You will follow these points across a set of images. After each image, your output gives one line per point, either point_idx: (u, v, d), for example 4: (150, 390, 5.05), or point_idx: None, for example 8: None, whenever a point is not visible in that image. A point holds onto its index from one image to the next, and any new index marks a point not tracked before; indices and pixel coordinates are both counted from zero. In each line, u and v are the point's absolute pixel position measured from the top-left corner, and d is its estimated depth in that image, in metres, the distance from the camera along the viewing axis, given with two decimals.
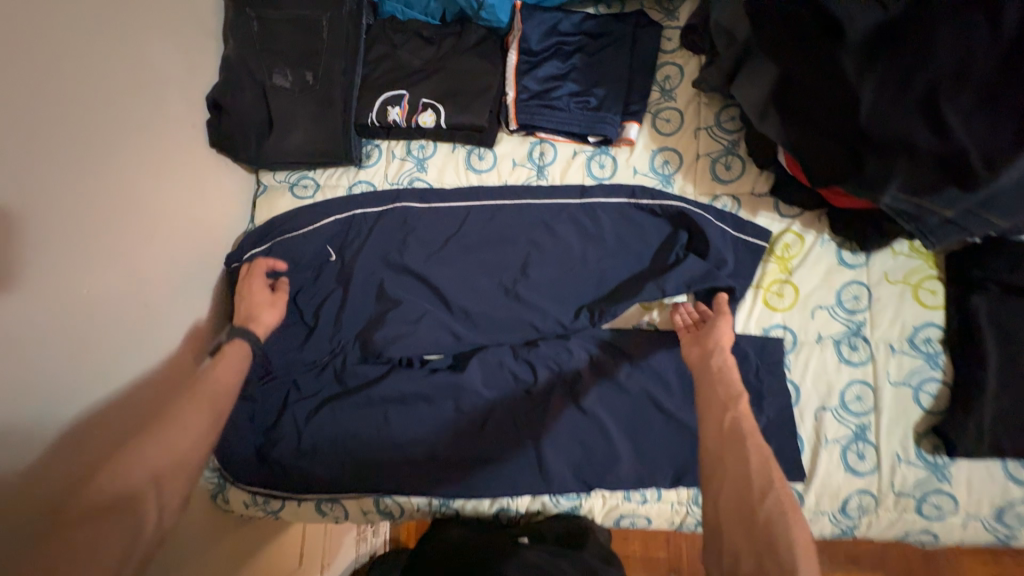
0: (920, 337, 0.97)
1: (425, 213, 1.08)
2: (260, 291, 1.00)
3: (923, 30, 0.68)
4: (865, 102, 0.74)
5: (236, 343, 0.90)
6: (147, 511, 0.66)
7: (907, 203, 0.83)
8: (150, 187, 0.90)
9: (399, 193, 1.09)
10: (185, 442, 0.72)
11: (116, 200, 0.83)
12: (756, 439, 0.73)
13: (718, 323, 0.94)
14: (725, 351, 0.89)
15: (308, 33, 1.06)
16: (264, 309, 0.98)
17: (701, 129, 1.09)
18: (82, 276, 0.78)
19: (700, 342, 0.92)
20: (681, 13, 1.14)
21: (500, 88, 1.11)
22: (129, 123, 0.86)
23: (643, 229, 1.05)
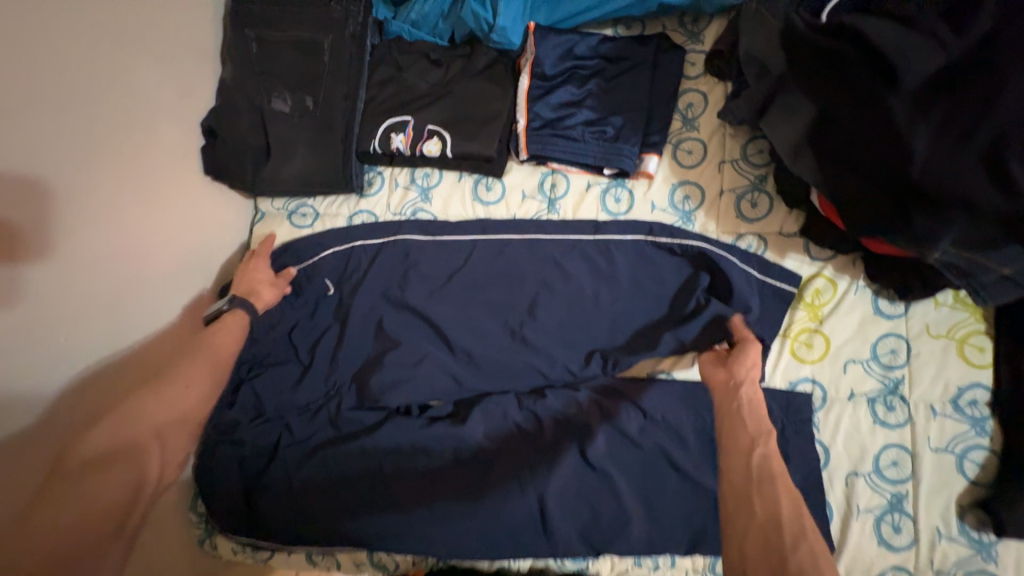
0: (965, 398, 0.88)
1: (428, 246, 1.01)
2: (260, 266, 0.99)
3: (994, 74, 0.62)
4: (918, 152, 0.66)
5: (236, 313, 0.91)
6: (152, 458, 0.71)
7: (958, 257, 0.75)
8: (145, 212, 0.88)
9: (401, 225, 1.02)
10: (188, 401, 0.79)
11: (111, 228, 0.83)
12: (787, 480, 0.68)
13: (747, 349, 0.86)
14: (754, 383, 0.83)
15: (309, 55, 1.00)
16: (265, 286, 0.97)
17: (726, 162, 1.01)
18: (88, 251, 0.80)
19: (727, 364, 0.86)
20: (707, 35, 1.06)
21: (510, 115, 1.04)
22: (115, 155, 0.84)
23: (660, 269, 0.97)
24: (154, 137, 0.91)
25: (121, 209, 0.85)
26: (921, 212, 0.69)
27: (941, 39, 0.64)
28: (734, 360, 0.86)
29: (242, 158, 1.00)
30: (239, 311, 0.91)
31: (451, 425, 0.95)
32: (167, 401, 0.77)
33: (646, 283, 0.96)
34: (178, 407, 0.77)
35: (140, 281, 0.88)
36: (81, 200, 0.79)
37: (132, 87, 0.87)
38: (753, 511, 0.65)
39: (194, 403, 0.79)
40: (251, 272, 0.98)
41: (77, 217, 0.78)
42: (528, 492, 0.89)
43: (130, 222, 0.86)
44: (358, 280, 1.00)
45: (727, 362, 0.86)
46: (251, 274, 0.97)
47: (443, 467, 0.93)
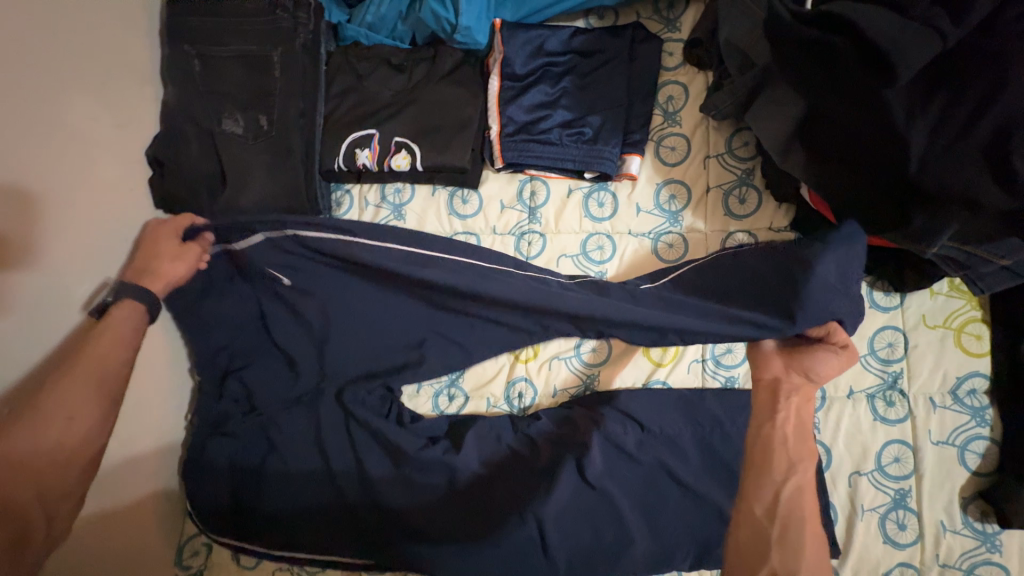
0: (964, 389, 0.87)
1: (394, 253, 0.86)
2: (164, 242, 0.86)
3: (995, 65, 0.57)
4: (915, 150, 0.63)
5: (125, 303, 0.78)
6: (34, 514, 0.65)
7: (955, 251, 0.73)
8: (101, 251, 0.84)
9: (357, 227, 0.86)
10: (76, 436, 0.70)
11: (67, 272, 0.79)
12: (812, 523, 0.71)
13: (819, 354, 0.81)
14: (811, 389, 0.80)
15: (257, 70, 0.92)
16: (166, 262, 0.84)
17: (711, 157, 0.96)
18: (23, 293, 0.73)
19: (800, 365, 0.81)
20: (684, 22, 1.00)
21: (482, 121, 0.98)
22: (54, 200, 0.77)
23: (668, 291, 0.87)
24: (94, 174, 0.84)
25: (71, 257, 0.79)
26: (918, 209, 0.66)
27: (940, 29, 0.57)
28: (811, 368, 0.80)
29: (195, 187, 0.93)
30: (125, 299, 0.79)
31: (446, 451, 0.90)
32: (47, 440, 0.68)
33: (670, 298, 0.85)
34: (57, 444, 0.68)
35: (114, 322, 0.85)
36: (22, 259, 0.72)
37: (64, 123, 0.79)
38: (770, 558, 0.67)
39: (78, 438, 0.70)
40: (154, 251, 0.85)
41: (28, 275, 0.73)
42: (528, 518, 0.85)
43: (89, 265, 0.82)
44: (333, 300, 0.92)
45: (793, 361, 0.82)
46: (155, 254, 0.85)
47: (442, 496, 0.89)
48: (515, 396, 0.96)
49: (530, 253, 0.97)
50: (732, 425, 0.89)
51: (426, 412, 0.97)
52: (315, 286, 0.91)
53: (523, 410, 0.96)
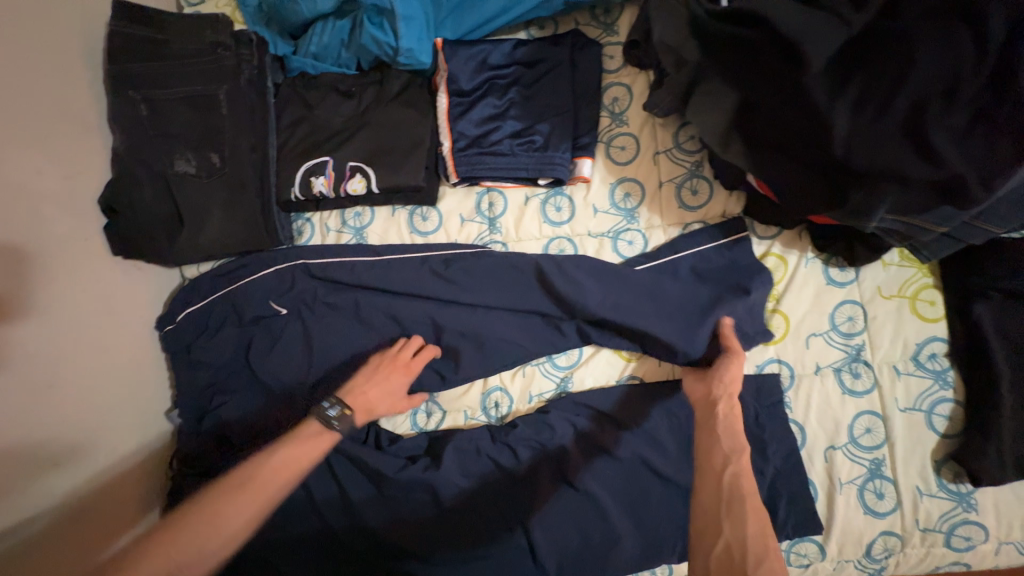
0: (925, 354, 0.89)
1: (378, 266, 0.95)
2: (397, 384, 0.88)
3: (903, 44, 0.60)
4: (841, 130, 0.64)
5: (328, 433, 0.80)
6: None
7: (895, 222, 0.75)
8: (60, 306, 0.83)
9: (344, 249, 0.97)
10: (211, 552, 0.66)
11: (32, 333, 0.79)
12: (756, 500, 0.69)
13: (727, 361, 0.85)
14: (732, 396, 0.82)
15: (206, 109, 0.93)
16: (382, 396, 0.87)
17: (660, 153, 0.98)
18: None
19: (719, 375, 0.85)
20: (621, 25, 1.02)
21: (433, 139, 0.99)
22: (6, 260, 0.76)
23: (634, 283, 0.91)
24: (45, 229, 0.83)
25: (29, 316, 0.79)
26: (855, 189, 0.68)
27: (841, 15, 0.62)
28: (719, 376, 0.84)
29: (153, 230, 0.93)
30: (339, 432, 0.80)
31: (426, 468, 0.90)
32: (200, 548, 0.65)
33: (636, 284, 0.91)
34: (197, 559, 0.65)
35: (84, 379, 0.85)
36: None
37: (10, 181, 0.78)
38: (722, 531, 0.67)
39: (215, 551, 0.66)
40: (384, 385, 0.88)
41: None
42: (516, 528, 0.86)
43: (54, 323, 0.82)
44: (311, 323, 0.94)
45: (707, 378, 0.86)
46: (385, 387, 0.88)
47: (430, 515, 0.88)
48: (492, 406, 0.96)
49: None
50: None
51: (405, 432, 0.97)
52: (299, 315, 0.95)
53: (501, 419, 0.96)
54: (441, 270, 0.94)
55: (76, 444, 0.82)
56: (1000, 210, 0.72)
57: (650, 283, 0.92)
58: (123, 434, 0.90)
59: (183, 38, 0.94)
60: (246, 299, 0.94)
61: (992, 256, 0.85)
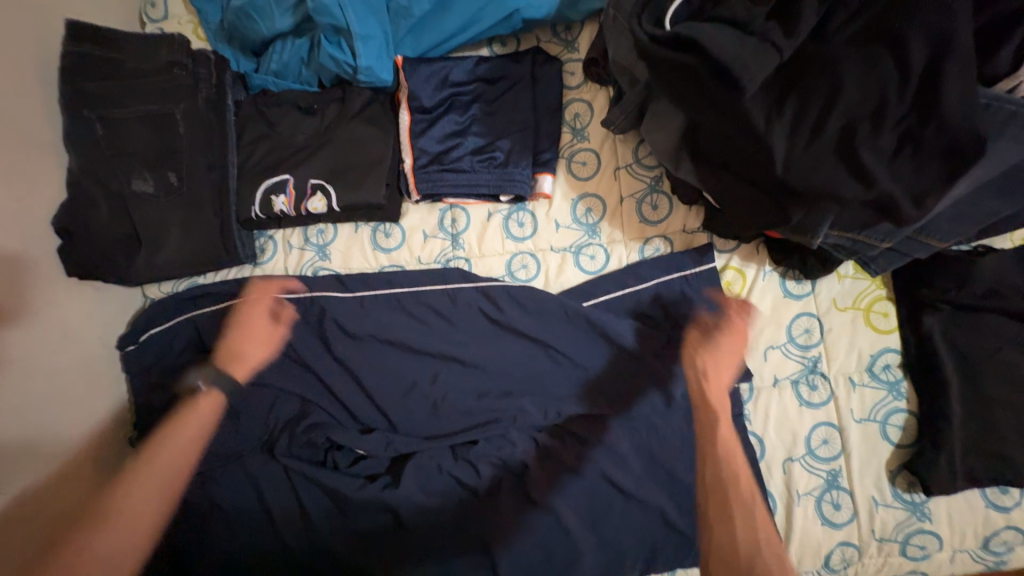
0: (879, 365, 0.90)
1: (349, 301, 0.95)
2: (257, 324, 0.94)
3: (829, 68, 0.62)
4: (779, 152, 0.66)
5: (212, 394, 0.90)
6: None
7: (842, 238, 0.77)
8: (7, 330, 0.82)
9: (311, 281, 0.97)
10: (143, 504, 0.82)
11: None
12: (740, 506, 0.76)
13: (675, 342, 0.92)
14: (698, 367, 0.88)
15: (164, 130, 0.93)
16: (251, 346, 0.93)
17: (621, 168, 0.99)
18: None
19: (699, 351, 0.90)
20: (582, 42, 1.04)
21: (395, 155, 1.00)
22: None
23: (599, 328, 0.92)
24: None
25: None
26: (795, 206, 0.70)
27: (776, 44, 0.62)
28: (694, 354, 0.90)
29: (112, 252, 0.93)
30: (221, 389, 0.91)
31: (385, 487, 0.89)
32: (124, 510, 0.80)
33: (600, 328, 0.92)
34: (133, 518, 0.80)
35: (32, 404, 0.84)
36: None
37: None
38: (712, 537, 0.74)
39: (146, 503, 0.82)
40: (248, 334, 0.93)
41: None
42: (476, 546, 0.87)
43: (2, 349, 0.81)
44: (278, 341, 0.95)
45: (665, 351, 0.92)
46: (247, 336, 0.94)
47: (390, 535, 0.88)
48: None
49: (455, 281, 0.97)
50: (666, 427, 0.91)
51: None
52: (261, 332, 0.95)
53: None
54: (412, 308, 0.95)
55: (22, 470, 0.81)
56: (939, 226, 0.75)
57: (616, 326, 0.92)
58: (80, 457, 0.89)
59: (140, 58, 0.93)
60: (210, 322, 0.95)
61: (939, 270, 0.87)
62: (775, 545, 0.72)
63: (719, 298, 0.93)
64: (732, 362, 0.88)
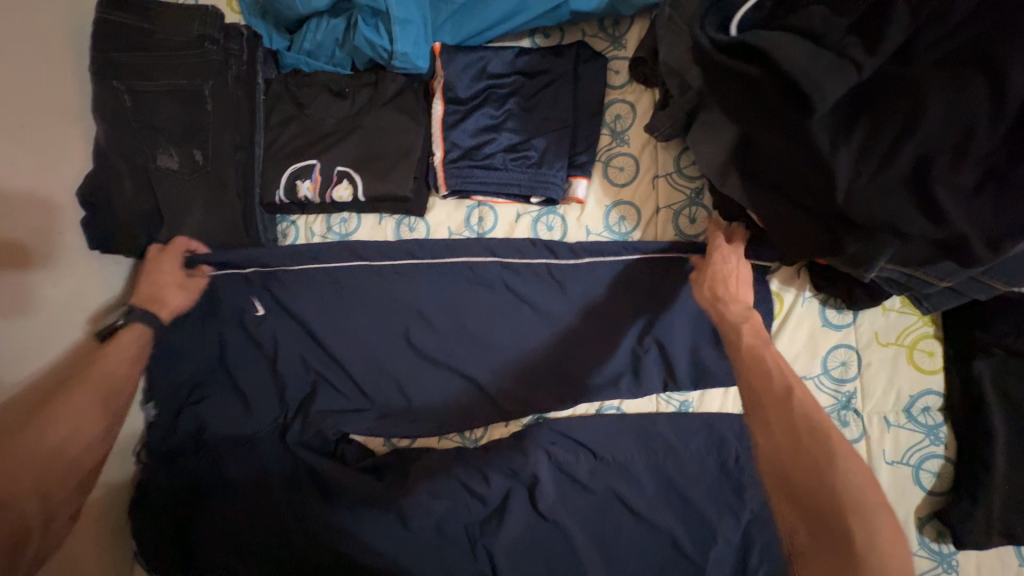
0: (918, 407, 0.86)
1: (368, 273, 0.93)
2: (170, 271, 0.90)
3: (908, 92, 0.57)
4: (842, 180, 0.60)
5: (133, 328, 0.83)
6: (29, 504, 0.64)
7: (896, 272, 0.72)
8: (18, 297, 0.80)
9: (327, 253, 0.93)
10: (65, 430, 0.69)
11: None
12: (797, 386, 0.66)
13: (723, 264, 0.84)
14: (734, 284, 0.82)
15: (192, 104, 0.91)
16: (171, 289, 0.89)
17: (660, 176, 0.94)
18: None
19: (709, 277, 0.85)
20: (629, 40, 0.98)
21: (425, 147, 0.96)
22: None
23: (614, 321, 0.91)
24: (19, 220, 0.80)
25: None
26: (850, 238, 0.65)
27: (852, 58, 0.57)
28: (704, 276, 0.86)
29: (132, 225, 0.91)
30: (144, 321, 0.84)
31: (392, 487, 0.88)
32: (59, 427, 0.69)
33: (612, 331, 0.91)
34: (64, 444, 0.69)
35: (42, 372, 0.83)
36: None
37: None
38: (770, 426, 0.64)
39: (83, 431, 0.71)
40: (160, 278, 0.89)
41: None
42: (479, 553, 0.85)
43: (9, 317, 0.79)
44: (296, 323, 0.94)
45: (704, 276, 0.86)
46: (157, 282, 0.89)
47: (394, 537, 0.86)
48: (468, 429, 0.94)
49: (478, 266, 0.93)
50: (684, 450, 0.88)
51: (375, 447, 0.94)
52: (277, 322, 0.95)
53: (477, 442, 0.93)
54: (434, 305, 0.93)
55: None
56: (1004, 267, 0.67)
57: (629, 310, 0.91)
58: None
59: (171, 29, 0.91)
60: (222, 299, 0.94)
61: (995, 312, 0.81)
62: (813, 405, 0.64)
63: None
64: (746, 280, 0.84)
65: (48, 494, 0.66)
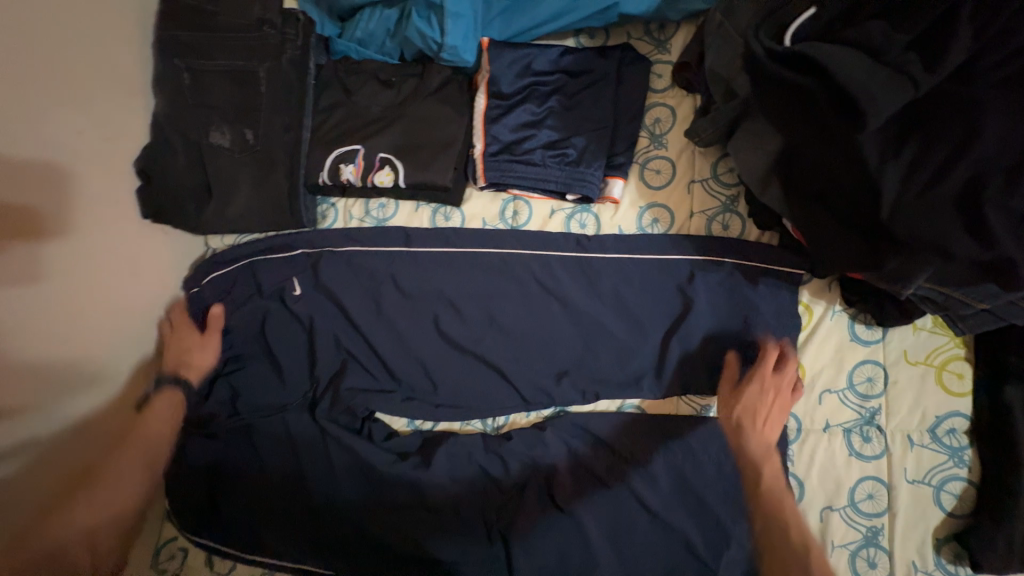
0: (943, 428, 0.85)
1: (406, 257, 0.97)
2: (189, 338, 0.97)
3: (966, 112, 0.58)
4: (888, 197, 0.62)
5: (166, 392, 0.92)
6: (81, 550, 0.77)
7: (934, 292, 0.72)
8: (67, 274, 0.83)
9: (368, 236, 0.98)
10: (111, 491, 0.83)
11: (28, 301, 0.77)
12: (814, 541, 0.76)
13: (755, 394, 0.85)
14: (761, 419, 0.84)
15: (246, 85, 0.94)
16: (197, 351, 0.96)
17: (696, 182, 0.95)
18: (29, 306, 0.78)
19: (741, 405, 0.85)
20: (674, 44, 0.99)
21: (466, 139, 0.98)
22: (5, 217, 0.73)
23: (641, 320, 0.93)
24: (71, 189, 0.83)
25: (33, 266, 0.78)
26: (890, 254, 0.66)
27: (911, 76, 0.58)
28: (737, 400, 0.86)
29: (182, 197, 0.95)
30: (178, 390, 0.93)
31: (415, 467, 0.91)
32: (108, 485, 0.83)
33: (638, 328, 0.93)
34: (112, 505, 0.82)
35: (96, 330, 0.88)
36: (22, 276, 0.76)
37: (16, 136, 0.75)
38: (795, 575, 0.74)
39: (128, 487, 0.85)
40: (181, 340, 0.96)
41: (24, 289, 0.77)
42: (495, 538, 0.88)
43: (74, 275, 0.84)
44: (334, 301, 0.98)
45: (733, 400, 0.87)
46: (182, 342, 0.96)
47: (412, 515, 0.89)
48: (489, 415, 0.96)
49: (509, 259, 0.95)
50: (703, 453, 0.89)
51: (400, 428, 0.97)
52: (310, 303, 0.98)
53: (496, 429, 0.95)
54: (465, 294, 0.96)
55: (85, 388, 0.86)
56: None
57: (655, 310, 0.93)
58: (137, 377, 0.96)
59: (233, 11, 0.94)
60: (264, 277, 0.99)
61: None
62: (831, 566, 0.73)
63: (778, 332, 0.89)
64: (778, 416, 0.84)
65: (96, 537, 0.80)
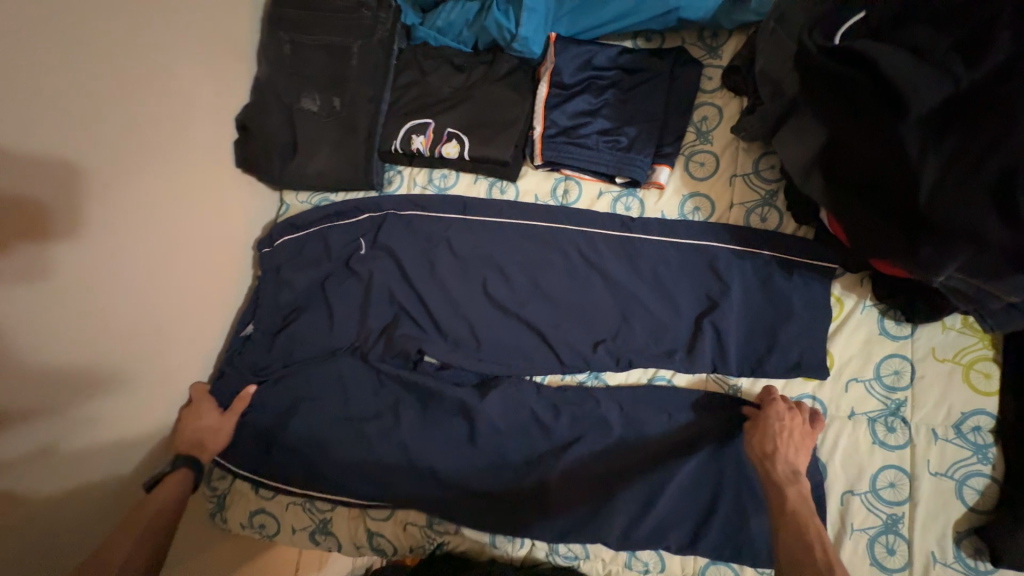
0: (968, 424, 0.88)
1: (461, 223, 1.06)
2: (205, 411, 0.98)
3: (1002, 108, 0.63)
4: (925, 185, 0.68)
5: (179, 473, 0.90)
6: None
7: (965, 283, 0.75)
8: (166, 207, 0.93)
9: (430, 201, 1.07)
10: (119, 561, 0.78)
11: (132, 223, 0.87)
12: None
13: (778, 416, 0.88)
14: (786, 441, 0.86)
15: (337, 59, 1.06)
16: (207, 433, 0.97)
17: (737, 176, 1.02)
18: (133, 229, 0.87)
19: (764, 433, 0.88)
20: (725, 50, 1.07)
21: (527, 122, 1.07)
22: (99, 160, 0.81)
23: (676, 298, 0.98)
24: (160, 151, 0.91)
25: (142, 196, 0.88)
26: (925, 240, 0.70)
27: (952, 72, 0.66)
28: (764, 425, 0.88)
29: (269, 152, 1.06)
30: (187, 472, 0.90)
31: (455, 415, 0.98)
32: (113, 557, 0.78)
33: (673, 305, 0.98)
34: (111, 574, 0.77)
35: (186, 261, 0.97)
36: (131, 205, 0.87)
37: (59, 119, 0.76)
38: None
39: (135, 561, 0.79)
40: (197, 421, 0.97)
41: (131, 214, 0.86)
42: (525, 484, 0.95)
43: (172, 206, 0.94)
44: (393, 258, 1.07)
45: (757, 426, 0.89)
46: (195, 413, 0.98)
47: (449, 457, 0.97)
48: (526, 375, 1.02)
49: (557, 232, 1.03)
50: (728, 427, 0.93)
51: None
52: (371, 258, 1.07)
53: None
54: (513, 261, 1.03)
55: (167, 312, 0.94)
56: None
57: (690, 291, 0.98)
58: (213, 314, 1.04)
59: None
60: (332, 231, 1.08)
61: None
62: None
63: (809, 319, 0.94)
64: (800, 440, 0.86)
65: None
